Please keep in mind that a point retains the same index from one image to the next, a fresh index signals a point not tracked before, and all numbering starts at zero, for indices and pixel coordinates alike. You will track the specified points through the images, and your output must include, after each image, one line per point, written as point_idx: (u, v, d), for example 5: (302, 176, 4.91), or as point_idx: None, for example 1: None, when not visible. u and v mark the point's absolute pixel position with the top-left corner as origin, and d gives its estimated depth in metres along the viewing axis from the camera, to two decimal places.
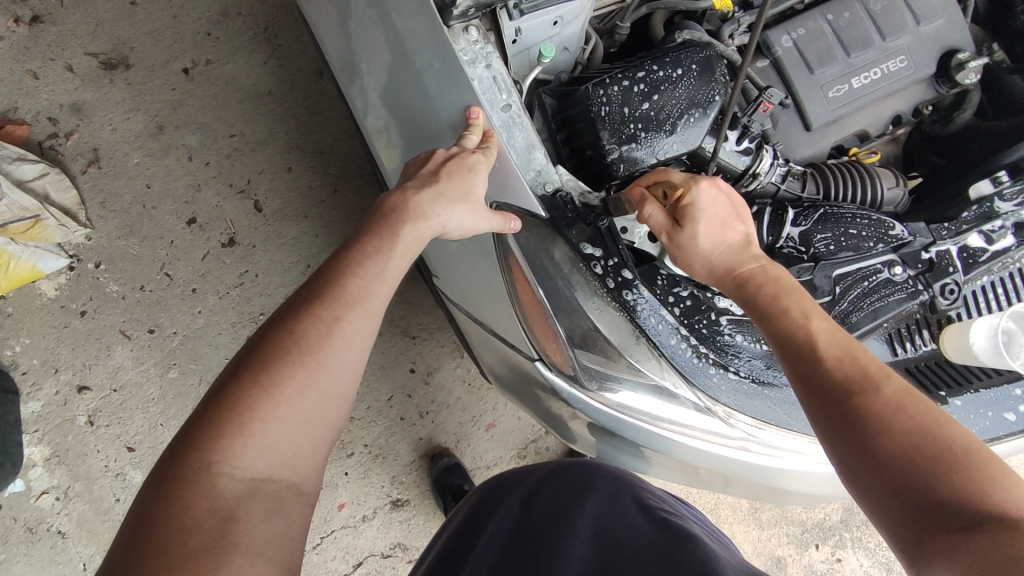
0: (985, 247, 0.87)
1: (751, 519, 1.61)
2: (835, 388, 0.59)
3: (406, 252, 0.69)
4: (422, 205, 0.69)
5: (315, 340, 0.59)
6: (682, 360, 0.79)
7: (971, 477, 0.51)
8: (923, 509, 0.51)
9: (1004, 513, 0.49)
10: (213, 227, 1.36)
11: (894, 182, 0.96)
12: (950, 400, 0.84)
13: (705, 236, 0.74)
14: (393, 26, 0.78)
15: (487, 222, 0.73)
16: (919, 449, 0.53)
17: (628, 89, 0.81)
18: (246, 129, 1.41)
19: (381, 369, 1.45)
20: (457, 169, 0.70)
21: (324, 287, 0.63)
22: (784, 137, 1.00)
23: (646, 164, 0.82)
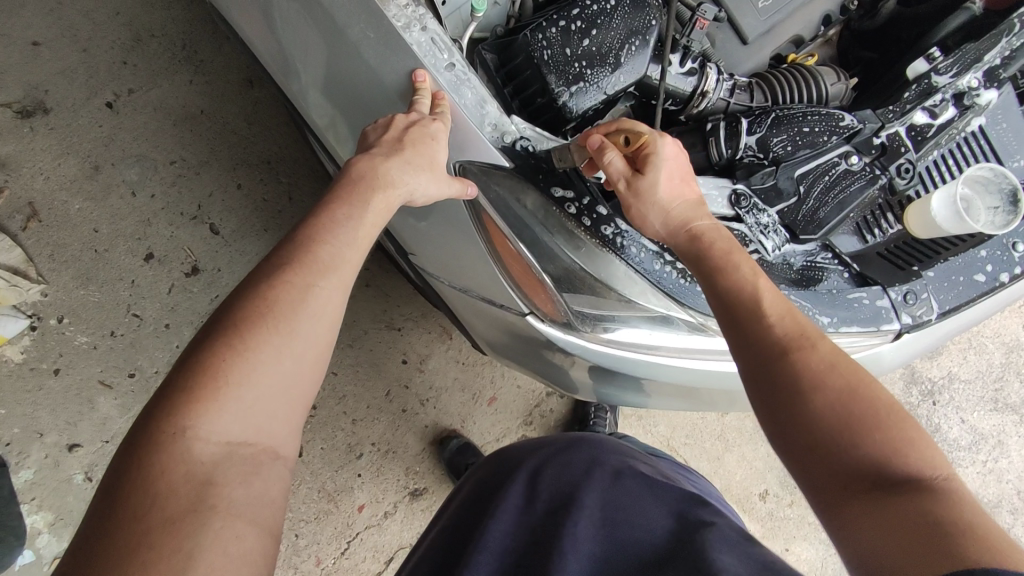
0: (931, 122, 0.90)
1: (758, 437, 1.75)
2: (774, 343, 0.61)
3: (375, 219, 0.67)
4: (390, 172, 0.68)
5: (287, 306, 0.58)
6: (669, 282, 0.80)
7: (892, 438, 0.55)
8: (850, 470, 0.55)
9: (918, 473, 0.53)
10: (172, 258, 1.32)
11: (837, 78, 0.97)
12: (924, 273, 0.88)
13: (662, 187, 0.73)
14: (318, 4, 0.76)
15: (449, 187, 0.72)
16: (847, 408, 0.57)
17: (566, 29, 0.81)
18: (186, 152, 1.37)
19: (372, 366, 1.45)
20: (416, 135, 0.70)
21: (294, 255, 0.61)
22: (723, 53, 1.02)
23: (595, 100, 0.83)
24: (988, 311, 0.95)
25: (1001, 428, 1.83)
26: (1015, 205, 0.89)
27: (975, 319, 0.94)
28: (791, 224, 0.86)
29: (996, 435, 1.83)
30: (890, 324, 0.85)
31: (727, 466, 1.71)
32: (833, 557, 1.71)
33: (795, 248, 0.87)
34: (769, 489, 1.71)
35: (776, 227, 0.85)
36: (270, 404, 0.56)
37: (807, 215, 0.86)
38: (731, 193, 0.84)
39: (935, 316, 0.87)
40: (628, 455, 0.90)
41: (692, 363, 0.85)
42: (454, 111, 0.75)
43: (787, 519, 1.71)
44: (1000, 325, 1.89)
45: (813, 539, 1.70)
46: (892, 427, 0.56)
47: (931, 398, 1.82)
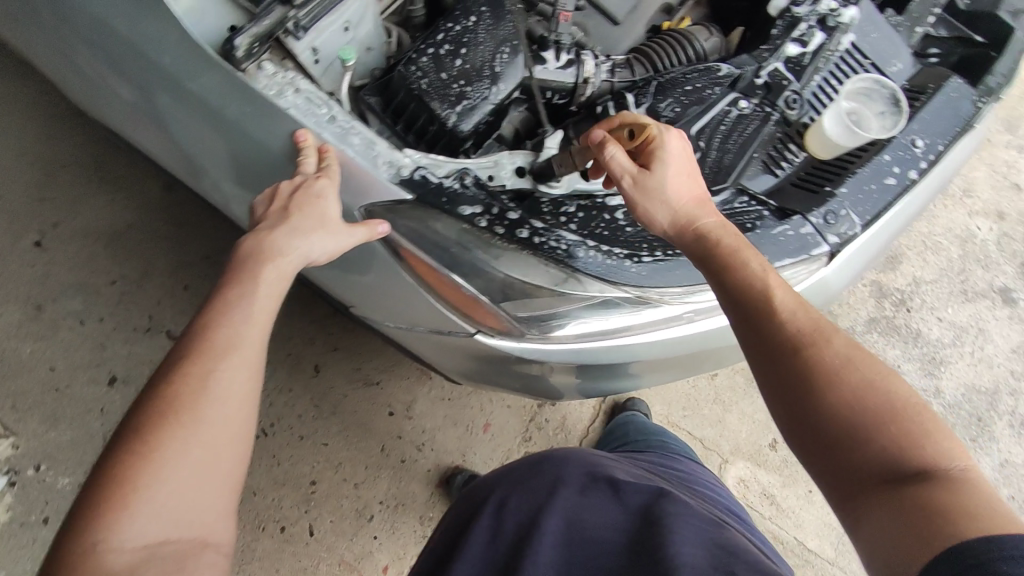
0: (804, 50, 0.93)
1: (751, 390, 1.80)
2: (788, 339, 0.63)
3: (270, 288, 0.66)
4: (277, 241, 0.68)
5: (188, 398, 0.57)
6: (596, 265, 0.79)
7: (906, 432, 0.58)
8: (866, 464, 0.58)
9: (936, 463, 0.56)
10: (137, 376, 1.30)
11: (709, 34, 0.99)
12: (838, 191, 0.90)
13: (663, 186, 0.74)
14: (197, 93, 0.77)
15: (347, 236, 0.72)
16: (860, 401, 0.60)
17: (436, 56, 0.83)
18: (124, 269, 1.36)
19: (360, 427, 1.45)
20: (301, 198, 0.71)
21: (193, 344, 0.60)
22: (599, 38, 1.06)
23: (484, 113, 0.84)
24: (910, 212, 0.98)
25: (977, 316, 1.86)
26: (898, 107, 0.95)
27: (902, 223, 0.96)
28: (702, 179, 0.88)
29: (975, 324, 1.86)
30: (819, 249, 0.88)
31: (730, 427, 1.76)
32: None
33: None
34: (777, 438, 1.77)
35: None
36: (189, 498, 0.55)
37: (715, 166, 0.89)
38: None
39: (860, 229, 0.90)
40: (597, 456, 0.89)
41: (645, 338, 0.85)
42: (341, 163, 0.75)
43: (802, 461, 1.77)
44: (947, 222, 1.95)
45: None
46: (904, 421, 0.59)
47: (904, 306, 1.86)
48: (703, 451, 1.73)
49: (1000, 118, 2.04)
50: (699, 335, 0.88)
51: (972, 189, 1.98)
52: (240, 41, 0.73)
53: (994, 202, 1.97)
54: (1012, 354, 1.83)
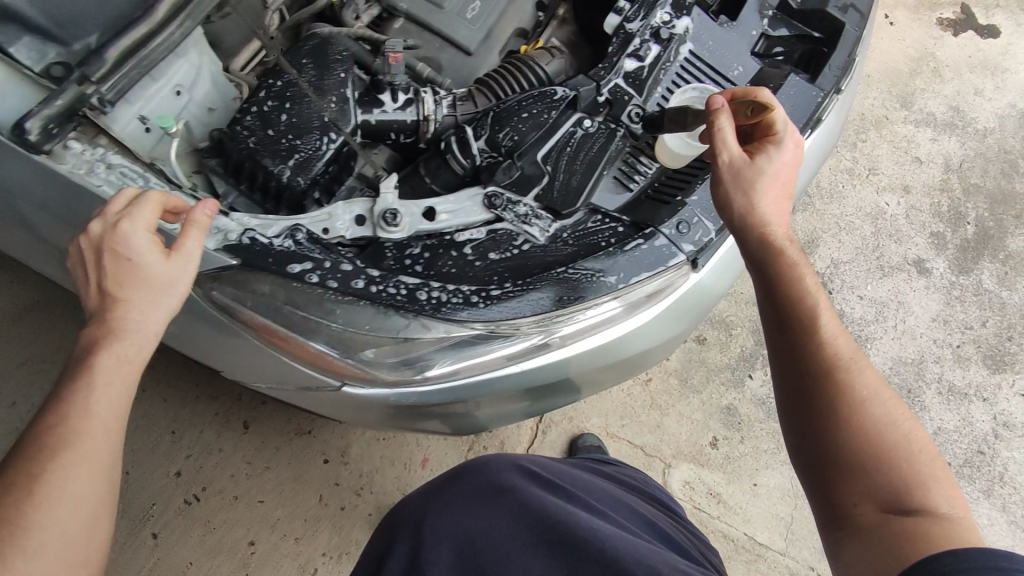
0: (641, 65, 0.94)
1: (686, 390, 1.78)
2: (828, 367, 0.73)
3: (108, 373, 0.62)
4: (112, 324, 0.63)
5: (10, 508, 0.55)
6: (439, 306, 0.78)
7: (913, 470, 0.68)
8: (871, 488, 0.68)
9: (931, 505, 0.66)
10: None
11: (552, 56, 1.00)
12: (689, 199, 0.90)
13: (748, 186, 0.80)
14: (33, 176, 0.74)
15: (184, 258, 0.67)
16: (877, 432, 0.70)
17: (260, 112, 0.82)
18: (23, 350, 1.28)
19: (296, 478, 1.42)
20: (114, 263, 0.65)
21: (27, 449, 0.58)
22: (453, 71, 1.05)
23: (321, 162, 0.83)
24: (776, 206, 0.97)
25: (896, 290, 1.88)
26: None
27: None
28: (551, 204, 0.89)
29: (894, 298, 1.88)
30: (676, 258, 0.88)
31: (668, 432, 1.73)
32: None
33: (563, 224, 0.88)
34: (717, 436, 1.75)
35: (536, 213, 0.88)
36: None
37: (562, 190, 0.89)
38: (483, 197, 0.87)
39: (714, 234, 0.90)
40: (523, 457, 0.89)
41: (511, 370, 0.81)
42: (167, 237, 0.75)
43: (744, 455, 1.75)
44: (859, 200, 1.97)
45: (775, 464, 1.74)
46: (913, 459, 0.69)
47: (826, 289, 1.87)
48: (645, 459, 1.71)
49: (894, 96, 2.10)
50: (576, 358, 0.84)
51: (876, 167, 2.01)
52: (32, 125, 0.68)
53: (899, 177, 2.01)
54: (933, 324, 1.86)
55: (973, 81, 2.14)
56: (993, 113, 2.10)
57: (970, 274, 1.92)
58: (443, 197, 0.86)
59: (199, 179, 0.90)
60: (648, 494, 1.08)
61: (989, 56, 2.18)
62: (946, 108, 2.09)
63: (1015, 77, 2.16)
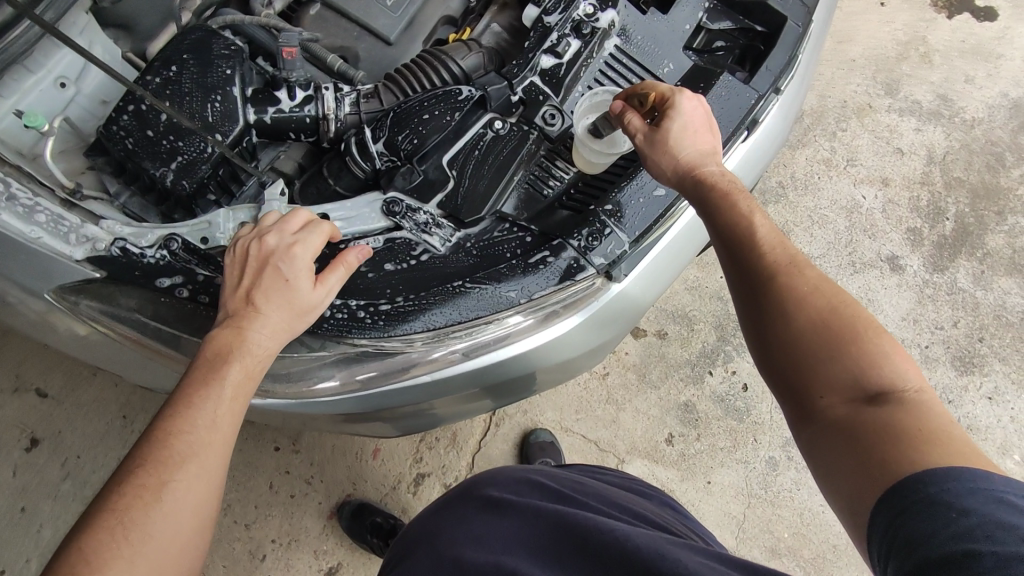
0: (559, 62, 0.89)
1: (644, 385, 1.63)
2: (769, 269, 0.67)
3: (237, 391, 0.63)
4: (249, 338, 0.65)
5: (137, 512, 0.54)
6: (322, 323, 0.76)
7: (872, 355, 0.62)
8: (831, 385, 0.63)
9: (894, 382, 0.61)
10: (7, 438, 1.30)
11: (469, 50, 0.93)
12: (602, 210, 0.85)
13: (669, 148, 0.78)
14: None
15: (326, 294, 0.71)
16: (830, 325, 0.64)
17: (137, 112, 0.78)
18: None
19: (246, 465, 1.42)
20: (270, 278, 0.69)
21: (150, 452, 0.57)
22: (373, 63, 0.99)
23: (204, 165, 0.78)
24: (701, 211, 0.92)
25: (867, 287, 1.80)
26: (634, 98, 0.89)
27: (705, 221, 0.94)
28: (454, 212, 0.83)
29: (865, 295, 1.80)
30: (584, 273, 0.82)
31: (624, 428, 1.59)
32: (755, 472, 1.59)
33: (466, 234, 0.84)
34: (673, 432, 1.60)
35: (437, 222, 0.83)
36: None
37: (467, 197, 0.84)
38: (382, 204, 0.82)
39: (629, 246, 0.84)
40: (531, 474, 0.85)
41: (406, 383, 0.78)
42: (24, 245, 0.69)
43: (701, 453, 1.60)
44: (832, 193, 1.89)
45: (730, 462, 1.59)
46: (870, 341, 0.63)
47: None
48: (599, 454, 1.58)
49: (879, 82, 2.00)
50: (478, 372, 0.80)
51: (855, 158, 1.93)
52: None
53: (878, 169, 1.92)
54: (902, 322, 1.78)
55: (963, 68, 2.04)
56: (983, 102, 2.01)
57: (945, 272, 1.84)
58: (339, 203, 0.82)
59: (90, 176, 0.84)
60: (672, 503, 0.94)
61: (984, 41, 2.08)
62: (932, 97, 2.00)
63: (1009, 64, 2.06)
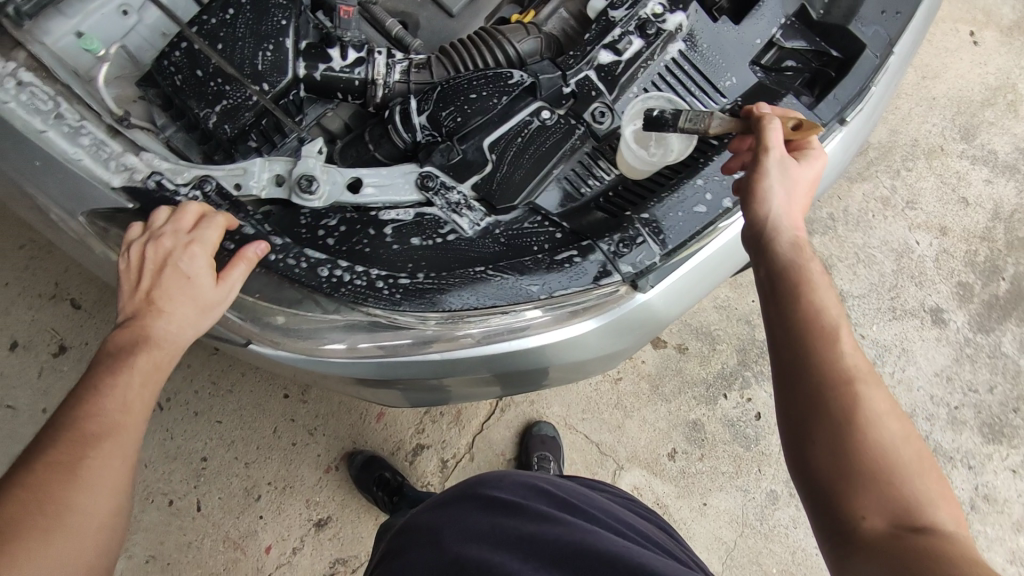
0: (617, 59, 0.86)
1: (656, 397, 1.61)
2: (845, 370, 0.60)
3: (145, 378, 0.64)
4: (155, 331, 0.65)
5: (53, 488, 0.56)
6: (340, 286, 0.75)
7: (923, 489, 0.57)
8: (878, 509, 0.56)
9: (938, 522, 0.56)
10: (37, 342, 1.36)
11: (528, 33, 0.91)
12: (639, 216, 0.82)
13: (776, 192, 0.70)
14: None
15: (230, 290, 0.70)
16: (892, 445, 0.58)
17: (190, 50, 0.79)
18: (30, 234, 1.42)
19: (255, 407, 1.46)
20: (169, 278, 0.67)
21: (62, 431, 0.59)
22: (432, 32, 0.99)
23: (246, 112, 0.79)
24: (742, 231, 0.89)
25: (904, 336, 1.73)
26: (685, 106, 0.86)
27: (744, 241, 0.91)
28: (487, 196, 0.82)
29: (901, 345, 1.73)
30: (610, 278, 0.80)
31: (628, 435, 1.58)
32: (753, 502, 1.56)
33: (495, 220, 0.82)
34: (677, 448, 1.58)
35: (469, 203, 0.82)
36: None
37: (502, 182, 0.82)
38: (418, 176, 0.82)
39: (659, 258, 0.81)
40: (533, 478, 0.82)
41: (415, 360, 0.77)
42: (67, 164, 0.72)
43: (702, 473, 1.57)
44: (885, 232, 1.81)
45: (730, 488, 1.56)
46: (923, 473, 0.58)
47: None
48: (598, 457, 1.56)
49: (957, 126, 1.90)
50: (488, 360, 0.79)
51: (916, 201, 1.84)
52: None
53: (939, 216, 1.83)
54: (934, 378, 1.71)
55: None
56: None
57: (990, 333, 1.75)
58: (376, 169, 0.82)
59: (140, 106, 0.86)
60: (667, 528, 0.91)
61: None
62: (1011, 149, 1.89)
63: None
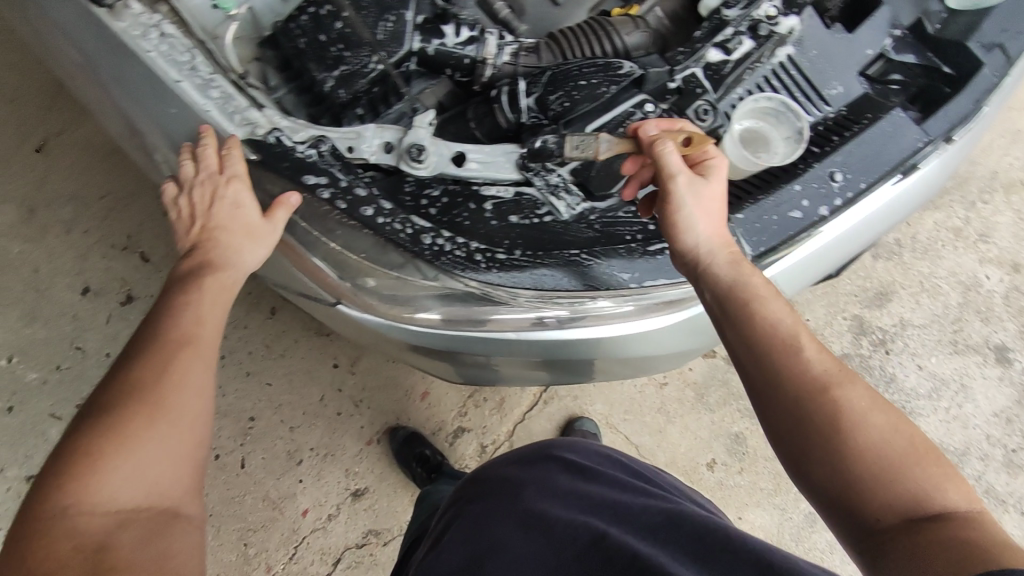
0: (726, 58, 0.87)
1: (700, 406, 1.60)
2: (815, 379, 0.61)
3: (216, 296, 0.70)
4: (218, 256, 0.72)
5: (150, 381, 0.61)
6: (441, 255, 0.76)
7: (926, 476, 0.58)
8: (888, 508, 0.57)
9: (952, 504, 0.57)
10: (108, 289, 1.40)
11: (636, 26, 0.93)
12: (734, 217, 0.81)
13: (697, 215, 0.70)
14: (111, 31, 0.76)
15: (274, 229, 0.75)
16: (881, 443, 0.59)
17: (317, 14, 0.81)
18: (114, 187, 1.48)
19: (306, 373, 1.49)
20: (221, 212, 0.74)
21: (152, 336, 0.65)
22: (535, 19, 1.00)
23: (364, 79, 0.82)
24: (829, 244, 0.89)
25: (964, 371, 1.68)
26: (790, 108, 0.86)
27: (826, 256, 0.91)
28: (586, 182, 0.83)
29: (960, 380, 1.68)
30: None
31: (669, 441, 1.57)
32: (790, 522, 1.53)
33: (591, 207, 0.84)
34: (717, 459, 1.57)
35: (567, 186, 0.83)
36: (158, 470, 0.59)
37: (602, 170, 0.83)
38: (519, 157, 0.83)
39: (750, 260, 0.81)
40: (603, 450, 0.93)
41: (487, 335, 0.82)
42: (197, 113, 0.76)
43: (741, 487, 1.55)
44: (953, 263, 1.76)
45: (768, 505, 1.54)
46: (925, 457, 0.59)
47: (883, 347, 1.68)
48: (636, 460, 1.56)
49: None
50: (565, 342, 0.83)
51: (989, 234, 1.79)
52: None
53: (1011, 252, 1.78)
54: (992, 419, 1.65)
55: None
56: None
57: None
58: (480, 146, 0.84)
59: (255, 67, 0.89)
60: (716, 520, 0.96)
61: None
62: None
63: None
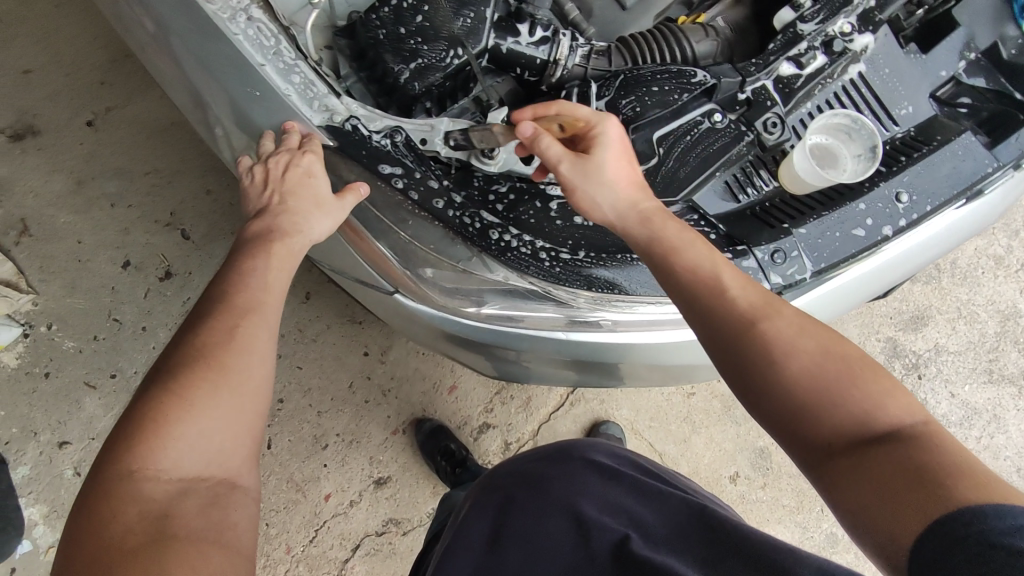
0: (799, 73, 0.86)
1: (727, 418, 1.59)
2: (741, 316, 0.63)
3: (281, 264, 0.73)
4: (288, 221, 0.75)
5: (215, 349, 0.63)
6: (507, 251, 0.78)
7: (866, 396, 0.58)
8: (834, 433, 0.58)
9: (898, 421, 0.57)
10: (148, 264, 1.41)
11: (705, 35, 0.94)
12: (796, 230, 0.82)
13: (601, 192, 0.74)
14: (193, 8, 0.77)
15: (341, 209, 0.76)
16: (818, 371, 0.60)
17: (397, 5, 0.81)
18: (161, 163, 1.48)
19: (336, 359, 1.48)
20: (295, 177, 0.75)
21: (217, 304, 0.67)
22: (601, 22, 1.01)
23: (438, 74, 0.83)
24: (888, 264, 0.88)
25: (995, 401, 1.66)
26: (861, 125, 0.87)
27: (884, 275, 0.90)
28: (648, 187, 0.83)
29: (991, 410, 1.66)
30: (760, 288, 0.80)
31: (693, 450, 1.56)
32: (809, 540, 1.53)
33: None
34: (739, 471, 1.56)
35: None
36: (219, 436, 0.60)
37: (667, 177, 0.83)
38: None
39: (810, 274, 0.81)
40: (630, 452, 0.93)
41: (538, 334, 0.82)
42: (277, 97, 0.77)
43: (762, 502, 1.55)
44: (993, 291, 1.74)
45: (787, 522, 1.54)
46: (866, 377, 0.60)
47: (915, 371, 1.67)
48: None
49: None
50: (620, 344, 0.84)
51: None
52: None
53: None
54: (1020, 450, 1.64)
55: None
56: None
57: None
58: None
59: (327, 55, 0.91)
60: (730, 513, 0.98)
61: None
62: None
63: None
